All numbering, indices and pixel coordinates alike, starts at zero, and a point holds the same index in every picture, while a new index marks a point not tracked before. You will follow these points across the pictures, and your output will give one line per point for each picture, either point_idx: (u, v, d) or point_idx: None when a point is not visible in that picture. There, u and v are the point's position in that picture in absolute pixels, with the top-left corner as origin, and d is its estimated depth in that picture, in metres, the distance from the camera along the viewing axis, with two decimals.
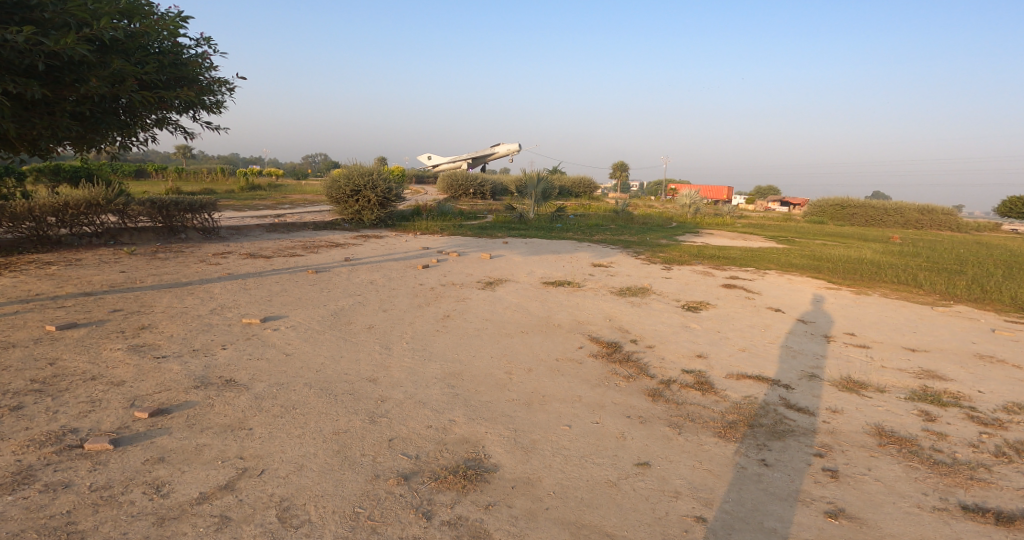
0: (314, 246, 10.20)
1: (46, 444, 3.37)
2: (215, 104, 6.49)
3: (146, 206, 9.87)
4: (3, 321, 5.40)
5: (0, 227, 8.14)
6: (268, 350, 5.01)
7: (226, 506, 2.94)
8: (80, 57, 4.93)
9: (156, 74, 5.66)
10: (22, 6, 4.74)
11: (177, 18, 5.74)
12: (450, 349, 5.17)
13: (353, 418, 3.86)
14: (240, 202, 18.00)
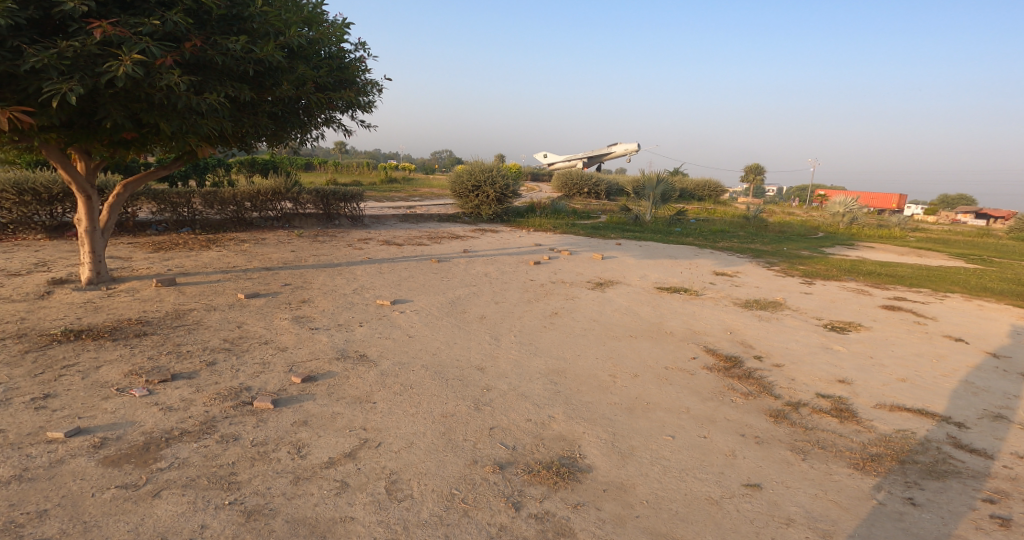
0: (437, 237, 10.73)
1: (227, 399, 3.93)
2: (368, 104, 7.02)
3: (314, 194, 10.95)
4: (209, 288, 6.45)
5: (212, 210, 9.72)
6: (394, 330, 5.37)
7: (347, 473, 3.20)
8: (277, 64, 5.60)
9: (327, 77, 6.28)
10: (237, 18, 5.34)
11: (343, 24, 6.32)
12: (556, 346, 5.21)
13: (460, 403, 4.03)
14: (383, 193, 19.47)
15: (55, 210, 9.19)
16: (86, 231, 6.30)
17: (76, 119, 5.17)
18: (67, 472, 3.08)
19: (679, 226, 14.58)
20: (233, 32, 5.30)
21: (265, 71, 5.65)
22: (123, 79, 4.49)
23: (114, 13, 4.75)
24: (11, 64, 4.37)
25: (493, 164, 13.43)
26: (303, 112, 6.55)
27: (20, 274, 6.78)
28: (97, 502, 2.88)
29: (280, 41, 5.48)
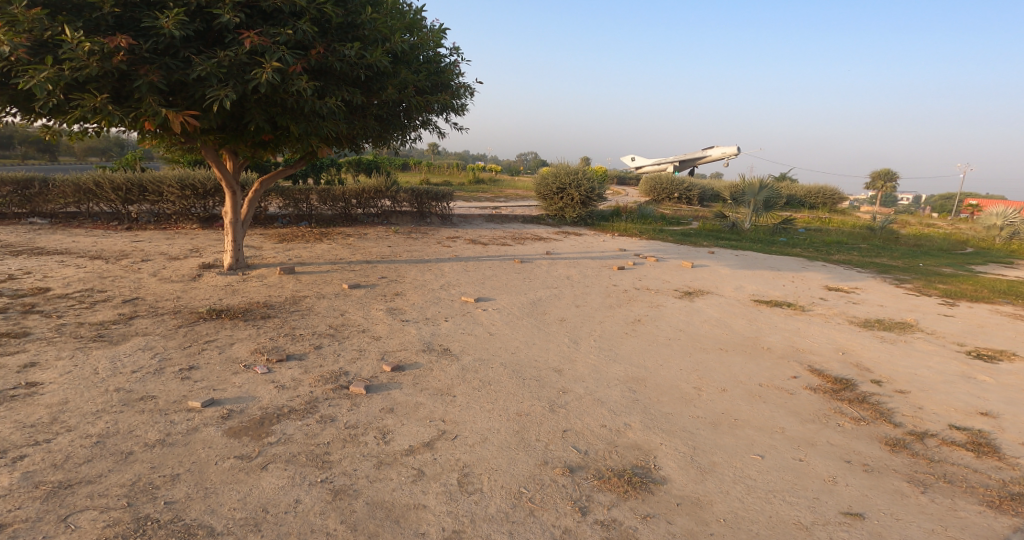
0: (521, 238, 10.83)
1: (327, 381, 4.24)
2: (461, 107, 7.24)
3: (409, 193, 11.33)
4: (320, 277, 6.95)
5: (325, 206, 10.54)
6: (476, 327, 5.50)
7: (424, 461, 3.33)
8: (382, 69, 5.93)
9: (426, 81, 6.56)
10: (350, 26, 5.71)
11: (442, 29, 6.57)
12: (636, 354, 5.10)
13: (535, 403, 4.06)
14: (471, 194, 19.95)
15: (208, 204, 10.33)
16: (230, 221, 6.99)
17: (226, 123, 5.75)
18: (198, 439, 3.44)
19: (784, 236, 13.65)
20: (349, 39, 5.66)
21: (374, 76, 6.00)
22: (264, 84, 4.94)
23: (259, 25, 5.24)
24: (178, 73, 4.93)
25: (578, 166, 13.39)
26: (404, 114, 6.84)
27: (178, 259, 7.73)
28: (219, 469, 3.18)
29: (387, 47, 5.80)
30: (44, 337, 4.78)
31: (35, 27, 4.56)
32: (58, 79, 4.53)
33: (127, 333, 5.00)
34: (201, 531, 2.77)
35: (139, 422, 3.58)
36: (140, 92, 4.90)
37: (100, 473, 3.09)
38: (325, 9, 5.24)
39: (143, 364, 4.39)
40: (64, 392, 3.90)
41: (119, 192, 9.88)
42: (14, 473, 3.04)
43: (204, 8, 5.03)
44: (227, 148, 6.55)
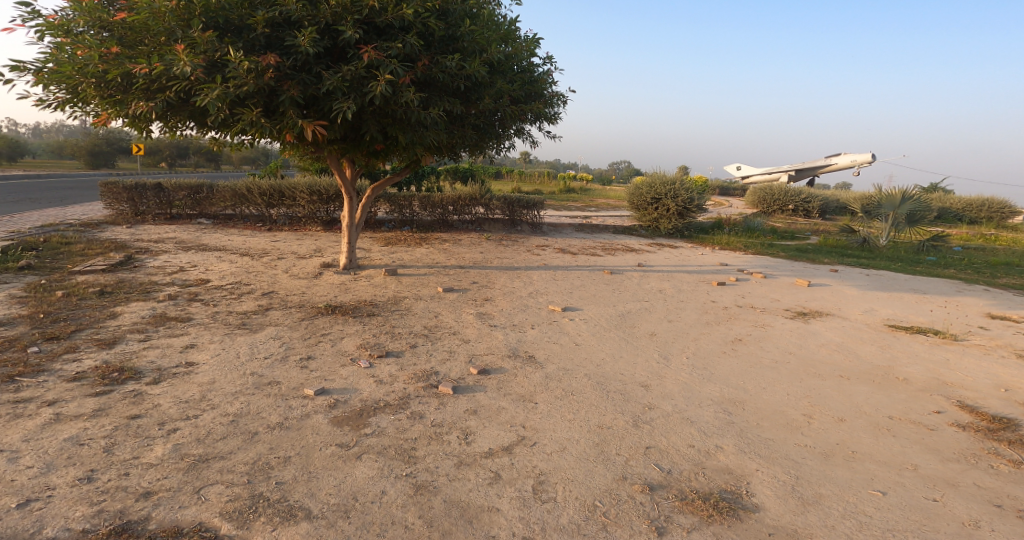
0: (611, 248, 10.66)
1: (418, 379, 4.43)
2: (554, 116, 7.27)
3: (501, 201, 11.31)
4: (418, 280, 7.28)
5: (424, 212, 11.04)
6: (562, 336, 5.50)
7: (501, 466, 3.38)
8: (479, 80, 6.11)
9: (520, 90, 6.66)
10: (450, 39, 5.94)
11: (536, 38, 6.66)
12: (734, 375, 4.84)
13: (619, 416, 3.99)
14: (559, 202, 19.95)
15: (328, 209, 11.03)
16: (346, 225, 7.50)
17: (346, 133, 6.19)
18: (309, 425, 3.73)
19: (933, 255, 12.26)
20: (450, 51, 5.91)
21: (472, 86, 6.20)
22: (378, 97, 5.25)
23: (374, 40, 5.58)
24: (311, 87, 5.37)
25: (675, 176, 12.96)
26: (499, 124, 6.98)
27: (305, 258, 8.42)
28: (322, 455, 3.42)
29: (484, 58, 5.99)
30: (201, 323, 5.46)
31: (208, 48, 5.08)
32: (225, 96, 5.00)
33: (262, 322, 5.55)
34: (300, 512, 2.96)
35: (265, 405, 3.95)
36: (283, 106, 5.39)
37: (231, 450, 3.43)
38: (429, 23, 5.50)
39: (272, 352, 4.86)
40: (212, 373, 4.42)
41: (264, 197, 11.00)
42: (166, 444, 3.44)
43: (332, 26, 5.41)
44: (346, 158, 7.06)
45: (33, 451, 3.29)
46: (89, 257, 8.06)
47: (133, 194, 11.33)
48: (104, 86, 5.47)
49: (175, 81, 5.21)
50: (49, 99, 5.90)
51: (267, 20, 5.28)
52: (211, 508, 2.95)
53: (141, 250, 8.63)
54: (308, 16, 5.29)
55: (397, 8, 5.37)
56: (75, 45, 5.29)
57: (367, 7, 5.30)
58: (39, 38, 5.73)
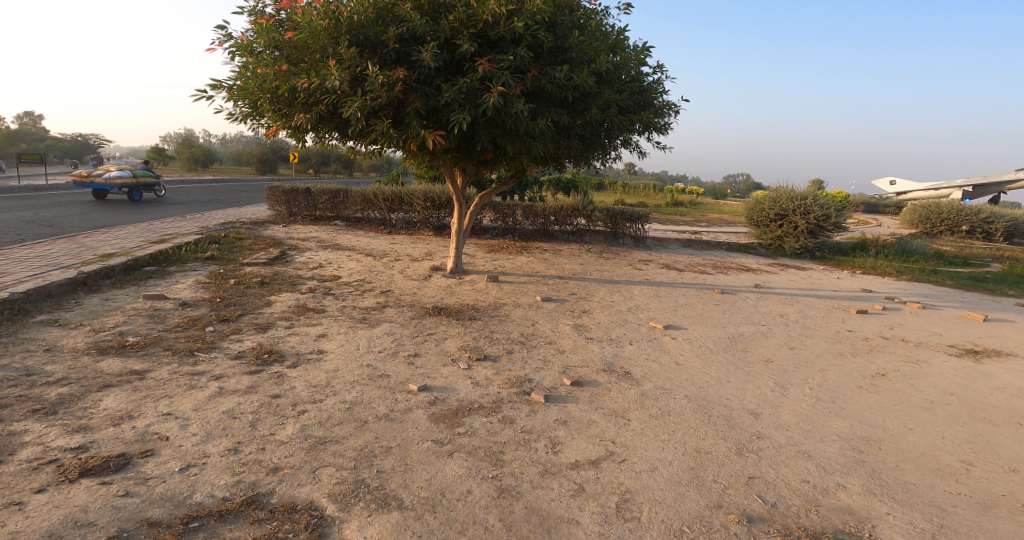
0: (724, 267, 10.16)
1: (512, 385, 4.51)
2: (664, 126, 7.10)
3: (603, 212, 11.18)
4: (518, 287, 7.41)
5: (526, 221, 11.30)
6: (663, 355, 5.33)
7: (586, 479, 3.35)
8: (587, 90, 6.16)
9: (629, 100, 6.60)
10: (559, 50, 6.06)
11: (646, 48, 6.60)
12: (870, 412, 4.41)
13: (719, 442, 3.80)
14: (667, 216, 19.33)
15: (440, 215, 11.51)
16: (455, 231, 7.81)
17: (460, 144, 6.44)
18: (410, 419, 3.93)
19: None
20: (558, 62, 6.02)
21: (580, 96, 6.23)
22: (491, 108, 5.42)
23: (488, 52, 5.78)
24: (432, 99, 5.64)
25: (805, 190, 12.03)
26: (606, 134, 6.96)
27: (418, 261, 8.87)
28: (419, 449, 3.59)
29: (592, 68, 6.03)
30: (332, 315, 5.95)
31: (352, 63, 5.53)
32: (363, 108, 5.42)
33: (379, 318, 5.94)
34: (394, 501, 3.11)
35: (376, 396, 4.22)
36: (408, 118, 5.72)
37: (344, 435, 3.70)
38: (539, 35, 5.62)
39: (385, 346, 5.18)
40: (336, 361, 4.81)
41: (387, 202, 11.74)
42: (295, 424, 3.78)
43: (451, 40, 5.67)
44: (459, 167, 7.35)
45: (198, 420, 3.76)
46: (254, 250, 9.12)
47: (288, 197, 12.64)
48: (275, 100, 6.16)
49: (327, 95, 5.75)
50: (237, 113, 6.81)
51: (397, 37, 5.63)
52: (322, 488, 3.18)
53: (290, 246, 9.62)
54: (431, 31, 5.58)
55: (509, 21, 5.55)
56: (256, 63, 6.04)
57: (482, 21, 5.51)
58: (232, 59, 6.62)
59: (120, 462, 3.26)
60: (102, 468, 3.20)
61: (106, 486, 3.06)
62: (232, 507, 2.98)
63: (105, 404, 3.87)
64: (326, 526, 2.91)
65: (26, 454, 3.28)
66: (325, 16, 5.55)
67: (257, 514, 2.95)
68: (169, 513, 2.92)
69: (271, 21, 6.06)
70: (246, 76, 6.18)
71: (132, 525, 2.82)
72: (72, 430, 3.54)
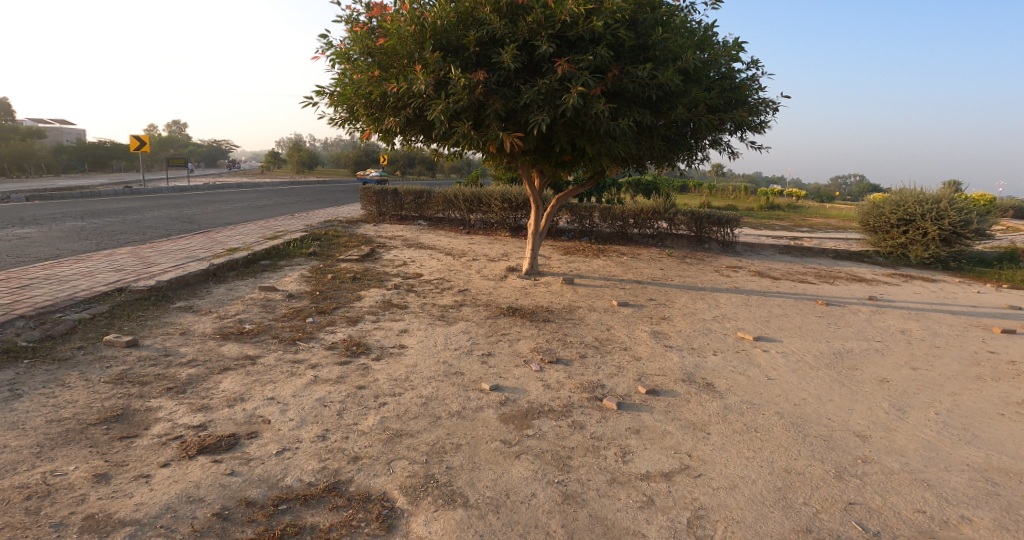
0: (831, 276, 9.50)
1: (584, 390, 4.44)
2: (759, 125, 6.74)
3: (688, 216, 10.78)
4: (594, 291, 7.30)
5: (604, 223, 11.18)
6: (752, 368, 5.05)
7: (656, 491, 3.24)
8: (673, 89, 5.98)
9: (719, 98, 6.34)
10: (642, 49, 5.94)
11: (738, 43, 6.33)
12: (1012, 442, 3.95)
13: (815, 464, 3.54)
14: (763, 220, 18.34)
15: (517, 216, 11.54)
16: (531, 232, 7.82)
17: (539, 145, 6.44)
18: (481, 418, 3.97)
19: None
20: (640, 61, 5.89)
21: (664, 95, 6.06)
22: (570, 108, 5.37)
23: (566, 53, 5.73)
24: (511, 101, 5.68)
25: (936, 193, 10.96)
26: (693, 135, 6.72)
27: (494, 261, 8.96)
28: (487, 448, 3.61)
29: (677, 65, 5.85)
30: (413, 312, 6.13)
31: (436, 68, 5.67)
32: (445, 111, 5.54)
33: (458, 316, 6.05)
34: (460, 498, 3.14)
35: (450, 393, 4.30)
36: (488, 120, 5.78)
37: (419, 429, 3.79)
38: (620, 33, 5.52)
39: (460, 344, 5.26)
40: (416, 357, 4.95)
41: (467, 202, 11.97)
42: (376, 415, 3.93)
43: (529, 42, 5.69)
44: (536, 169, 7.36)
45: (295, 406, 3.99)
46: (349, 248, 9.59)
47: (378, 197, 13.20)
48: (368, 105, 6.43)
49: (413, 99, 5.93)
50: (336, 118, 7.19)
51: (478, 40, 5.72)
52: (395, 480, 3.28)
53: (379, 244, 10.03)
54: (510, 34, 5.62)
55: (588, 21, 5.49)
56: (352, 69, 6.35)
57: (561, 21, 5.49)
58: (333, 66, 7.01)
59: (229, 442, 3.51)
60: (215, 447, 3.46)
61: (216, 464, 3.30)
62: (315, 493, 3.13)
63: (223, 386, 4.21)
64: (396, 518, 2.99)
65: (157, 429, 3.61)
66: (411, 22, 5.73)
67: (336, 501, 3.08)
68: (264, 494, 3.10)
69: (365, 29, 6.31)
70: (344, 82, 6.52)
71: (232, 503, 3.01)
72: (195, 409, 3.86)
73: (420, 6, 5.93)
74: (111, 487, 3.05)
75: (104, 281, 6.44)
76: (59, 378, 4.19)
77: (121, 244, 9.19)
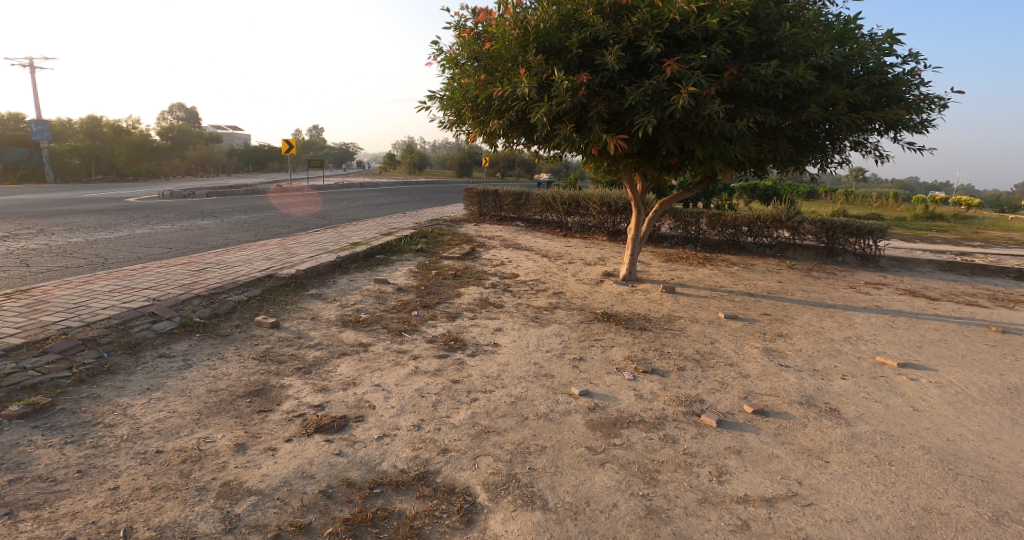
0: (1007, 298, 8.32)
1: (681, 404, 4.26)
2: (918, 124, 6.12)
3: (817, 225, 9.96)
4: (698, 301, 7.00)
5: (714, 231, 10.70)
6: (893, 396, 4.57)
7: (754, 516, 3.05)
8: (807, 87, 5.60)
9: (865, 95, 5.85)
10: (767, 45, 5.64)
11: (892, 35, 5.79)
12: None
13: (964, 505, 3.18)
14: (918, 233, 16.41)
15: (615, 221, 11.29)
16: (631, 238, 7.64)
17: (643, 148, 6.28)
18: (567, 422, 3.93)
19: None
20: (763, 58, 5.58)
21: (793, 94, 5.70)
22: (680, 109, 5.18)
23: (675, 52, 5.53)
24: (615, 102, 5.58)
25: None
26: (828, 136, 6.25)
27: (591, 265, 8.86)
28: (571, 453, 3.57)
29: (811, 62, 5.46)
30: (508, 311, 6.22)
31: (539, 70, 5.71)
32: (547, 113, 5.56)
33: (550, 319, 6.05)
34: (539, 501, 3.13)
35: (539, 394, 4.31)
36: (591, 122, 5.72)
37: (506, 428, 3.83)
38: (738, 30, 5.26)
39: (552, 346, 5.26)
40: (509, 355, 5.02)
41: (565, 205, 11.93)
42: (467, 410, 4.02)
43: (635, 42, 5.57)
44: (639, 172, 7.19)
45: (397, 394, 4.19)
46: (452, 246, 9.90)
47: (479, 198, 13.54)
48: (474, 109, 6.61)
49: (517, 102, 6.01)
50: (445, 121, 7.46)
51: (580, 42, 5.69)
52: (478, 475, 3.33)
53: (479, 243, 10.26)
54: (614, 34, 5.53)
55: (700, 19, 5.28)
56: (460, 74, 6.57)
57: (669, 20, 5.33)
58: (443, 71, 7.28)
59: (340, 424, 3.76)
60: (328, 426, 3.71)
61: (328, 444, 3.54)
62: (406, 480, 3.26)
63: (339, 370, 4.52)
64: (475, 513, 3.03)
65: (285, 406, 3.94)
66: (515, 25, 5.81)
67: (423, 490, 3.19)
68: (363, 476, 3.27)
69: (472, 34, 6.50)
70: (453, 86, 6.76)
71: (336, 482, 3.21)
72: (316, 390, 4.18)
73: (523, 10, 6.02)
74: (246, 457, 3.36)
75: (259, 268, 7.17)
76: (220, 351, 4.72)
77: (273, 236, 10.19)
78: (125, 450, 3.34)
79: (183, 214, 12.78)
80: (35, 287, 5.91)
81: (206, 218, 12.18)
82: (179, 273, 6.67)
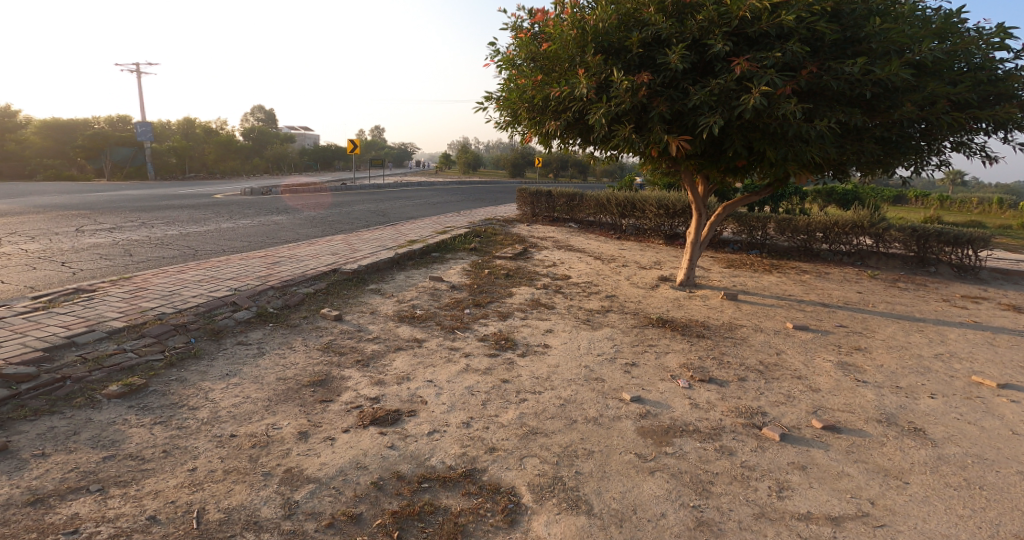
0: None
1: (740, 415, 4.11)
2: None
3: (906, 232, 9.38)
4: (762, 310, 6.72)
5: (783, 237, 10.28)
6: (989, 419, 4.23)
7: (818, 535, 2.91)
8: (901, 84, 5.29)
9: (971, 92, 5.47)
10: (853, 41, 5.38)
11: (1005, 28, 5.38)
12: None
13: None
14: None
15: (672, 224, 11.01)
16: (690, 242, 7.43)
17: (707, 149, 6.09)
18: (617, 428, 3.86)
19: None
20: (847, 55, 5.31)
21: (883, 92, 5.42)
22: (750, 109, 4.98)
23: (745, 50, 5.34)
24: (678, 103, 5.45)
25: None
26: (923, 136, 5.88)
27: (646, 268, 8.69)
28: (620, 459, 3.50)
29: (905, 58, 5.15)
30: (561, 313, 6.18)
31: (598, 70, 5.64)
32: (607, 114, 5.48)
33: (602, 322, 5.97)
34: (584, 505, 3.09)
35: (589, 398, 4.26)
36: (652, 122, 5.60)
37: (554, 430, 3.80)
38: (816, 26, 5.03)
39: (604, 350, 5.19)
40: (560, 357, 4.99)
41: (620, 207, 11.77)
42: (516, 410, 4.02)
43: (700, 41, 5.42)
44: (702, 174, 6.99)
45: (448, 391, 4.24)
46: (504, 246, 9.94)
47: (532, 199, 13.58)
48: (531, 109, 6.61)
49: (575, 102, 5.96)
50: (501, 121, 7.49)
51: (641, 42, 5.58)
52: (524, 476, 3.32)
53: (533, 244, 10.24)
54: (677, 33, 5.39)
55: (773, 16, 5.07)
56: (517, 75, 6.58)
57: (738, 17, 5.15)
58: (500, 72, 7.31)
59: (394, 418, 3.83)
60: (383, 420, 3.80)
61: (381, 436, 3.62)
62: (453, 476, 3.29)
63: (395, 365, 4.61)
64: (519, 513, 3.03)
65: (344, 397, 4.06)
66: (573, 25, 5.77)
67: (469, 488, 3.21)
68: (412, 471, 3.33)
69: (529, 34, 6.50)
70: (510, 87, 6.77)
71: (387, 475, 3.28)
72: (373, 383, 4.28)
73: (581, 10, 5.98)
74: (307, 445, 3.48)
75: (326, 263, 7.43)
76: (289, 341, 4.92)
77: (338, 232, 10.54)
78: (203, 432, 3.52)
79: (261, 210, 13.44)
80: (135, 275, 6.36)
81: (280, 214, 12.76)
82: (256, 266, 7.01)
